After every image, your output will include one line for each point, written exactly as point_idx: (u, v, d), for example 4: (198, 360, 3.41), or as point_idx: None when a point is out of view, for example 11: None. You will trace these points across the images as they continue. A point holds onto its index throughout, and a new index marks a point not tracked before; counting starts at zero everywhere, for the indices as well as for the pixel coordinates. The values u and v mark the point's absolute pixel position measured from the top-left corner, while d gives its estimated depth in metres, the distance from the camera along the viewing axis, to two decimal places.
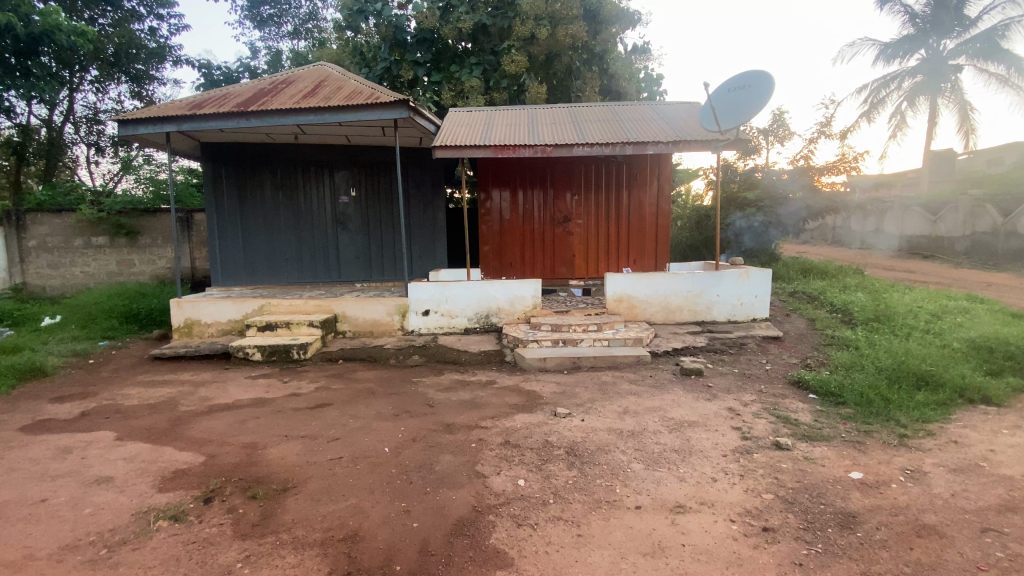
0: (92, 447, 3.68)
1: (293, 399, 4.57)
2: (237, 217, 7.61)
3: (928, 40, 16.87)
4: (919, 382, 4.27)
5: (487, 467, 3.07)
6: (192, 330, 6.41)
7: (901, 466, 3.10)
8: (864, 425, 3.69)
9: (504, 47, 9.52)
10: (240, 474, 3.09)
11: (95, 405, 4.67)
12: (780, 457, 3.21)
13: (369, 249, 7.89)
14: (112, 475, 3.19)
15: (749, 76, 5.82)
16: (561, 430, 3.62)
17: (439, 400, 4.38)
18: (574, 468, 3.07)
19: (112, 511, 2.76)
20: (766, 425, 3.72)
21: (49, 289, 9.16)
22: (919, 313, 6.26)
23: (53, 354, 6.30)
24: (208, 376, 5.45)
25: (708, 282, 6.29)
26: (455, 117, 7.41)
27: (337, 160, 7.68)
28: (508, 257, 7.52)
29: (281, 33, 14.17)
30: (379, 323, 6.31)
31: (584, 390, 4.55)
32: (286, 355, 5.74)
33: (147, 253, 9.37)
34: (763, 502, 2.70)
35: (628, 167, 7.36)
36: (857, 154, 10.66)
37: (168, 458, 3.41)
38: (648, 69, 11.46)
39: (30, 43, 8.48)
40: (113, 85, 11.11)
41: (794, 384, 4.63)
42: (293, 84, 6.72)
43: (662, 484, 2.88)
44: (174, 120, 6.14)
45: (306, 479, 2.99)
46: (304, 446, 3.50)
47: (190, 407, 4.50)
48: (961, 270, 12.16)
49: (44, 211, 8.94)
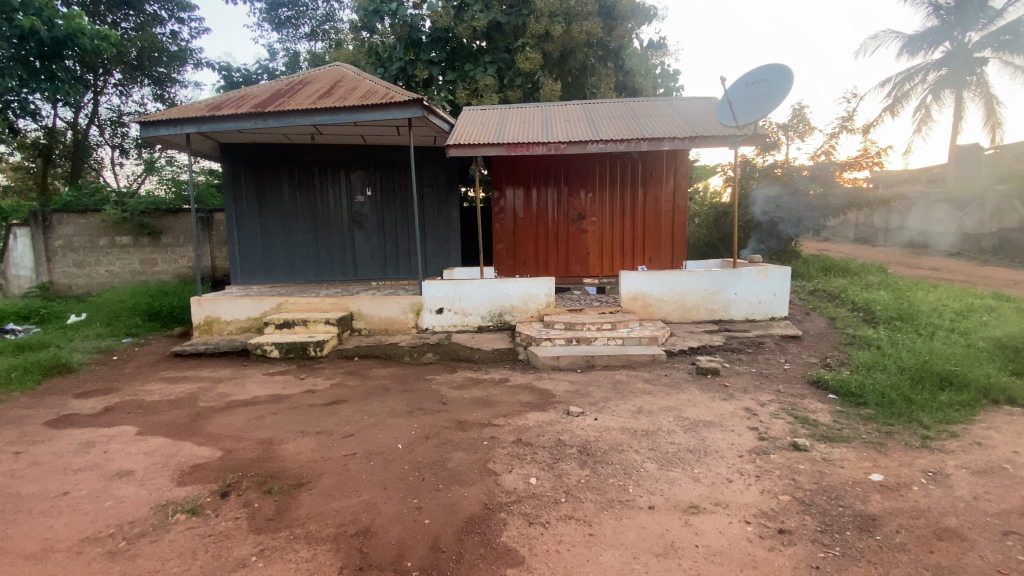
0: (113, 442, 3.77)
1: (309, 396, 4.62)
2: (255, 214, 7.72)
3: (954, 32, 16.35)
4: (942, 382, 4.17)
5: (499, 465, 3.07)
6: (212, 328, 6.53)
7: (924, 468, 3.02)
8: (885, 425, 3.61)
9: (518, 45, 9.52)
10: (256, 469, 3.13)
11: (118, 400, 4.78)
12: (798, 458, 3.15)
13: (385, 248, 7.93)
14: (132, 469, 3.27)
15: (765, 71, 5.78)
16: (574, 429, 3.59)
17: (452, 398, 4.39)
18: (586, 466, 3.05)
19: (132, 504, 2.83)
20: (783, 425, 3.66)
21: (76, 288, 9.38)
22: (943, 311, 6.11)
23: (78, 350, 6.49)
24: (226, 373, 5.54)
25: (726, 281, 6.20)
26: (469, 115, 7.43)
27: (353, 159, 7.74)
28: (523, 254, 7.52)
29: (299, 35, 14.36)
30: (394, 320, 6.36)
31: (597, 388, 4.52)
32: (302, 352, 5.81)
33: (169, 252, 9.57)
34: (780, 503, 2.65)
35: (643, 164, 7.29)
36: (881, 148, 10.56)
37: (186, 453, 3.48)
38: (664, 64, 11.36)
39: (54, 48, 8.69)
40: (137, 88, 11.38)
41: (813, 384, 4.55)
42: (309, 84, 6.80)
43: (675, 484, 2.84)
44: (193, 122, 6.26)
45: (320, 475, 3.02)
46: (318, 442, 3.54)
47: (209, 403, 4.58)
48: (988, 268, 11.85)
49: (69, 211, 9.18)
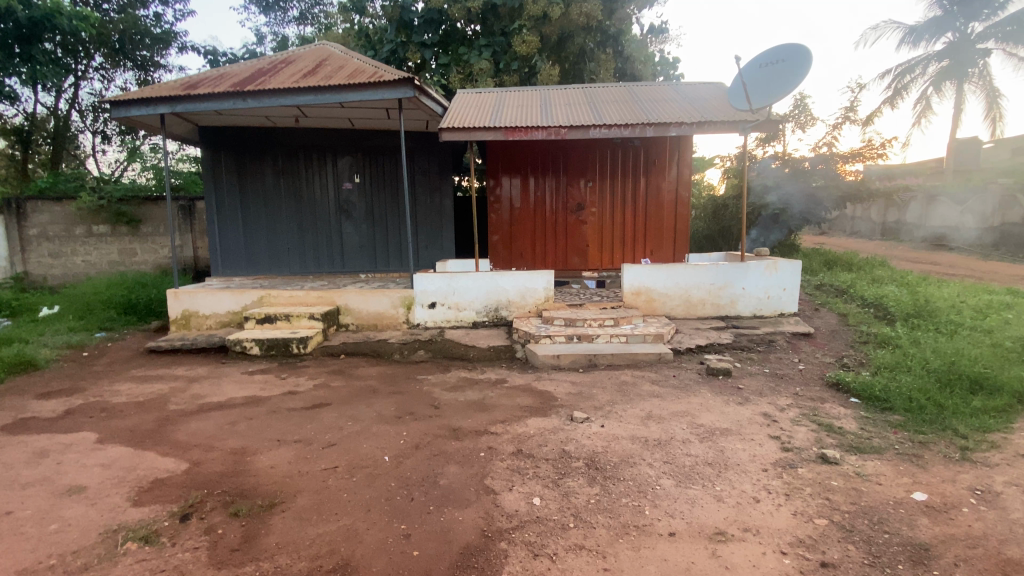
0: (70, 451, 3.40)
1: (291, 398, 4.26)
2: (236, 202, 7.31)
3: (956, 23, 16.08)
4: (972, 386, 3.88)
5: (498, 481, 2.73)
6: (189, 322, 6.14)
7: (970, 486, 2.71)
8: (918, 434, 3.32)
9: (515, 27, 9.10)
10: (224, 486, 2.78)
11: (82, 403, 4.39)
12: (830, 473, 2.84)
13: (374, 238, 7.55)
14: (86, 485, 2.91)
15: (783, 52, 5.41)
16: (579, 438, 3.27)
17: (445, 401, 4.05)
18: (596, 484, 2.71)
19: (80, 528, 2.48)
20: (807, 433, 3.36)
21: (51, 279, 8.93)
22: (961, 308, 5.83)
23: (47, 346, 6.08)
24: (203, 371, 5.17)
25: (734, 275, 5.88)
26: (464, 99, 7.03)
27: (341, 145, 7.34)
28: (520, 246, 7.16)
29: (287, 18, 13.83)
30: (383, 316, 5.99)
31: (602, 390, 4.20)
32: (284, 349, 5.45)
33: (149, 242, 9.12)
34: (818, 529, 2.33)
35: (646, 152, 6.94)
36: (884, 140, 10.31)
37: (148, 465, 3.11)
38: (663, 51, 10.97)
39: (32, 29, 8.23)
40: (119, 72, 10.85)
41: (832, 386, 4.26)
42: (293, 63, 6.36)
43: (697, 505, 2.52)
44: (167, 102, 5.83)
45: (296, 494, 2.67)
46: (295, 452, 3.20)
47: (180, 406, 4.20)
48: (989, 262, 11.68)
49: (44, 199, 8.71)
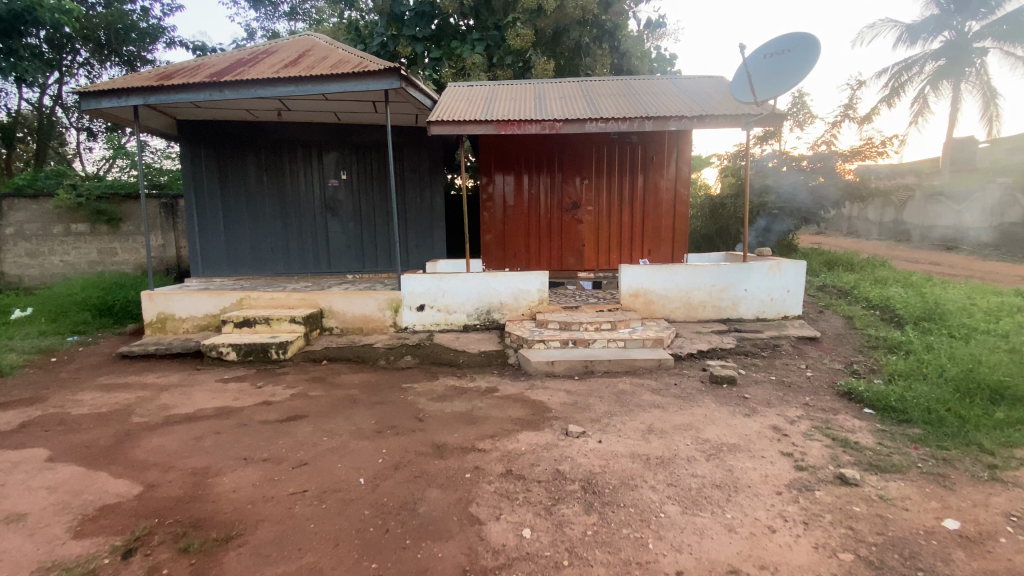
0: (15, 471, 3.09)
1: (265, 409, 3.96)
2: (217, 198, 6.99)
3: (954, 21, 15.91)
4: (994, 396, 3.62)
5: (484, 509, 2.45)
6: (165, 325, 5.83)
7: (1005, 511, 2.46)
8: (940, 451, 3.07)
9: (508, 20, 8.81)
10: (178, 514, 2.49)
11: (40, 414, 4.07)
12: (850, 497, 2.57)
13: (361, 236, 7.25)
14: (24, 512, 2.60)
15: (791, 42, 5.14)
16: (574, 456, 2.99)
17: (430, 413, 3.76)
18: (593, 512, 2.43)
19: (6, 566, 2.17)
20: (822, 449, 3.09)
21: (27, 279, 8.57)
22: (972, 311, 5.59)
23: (14, 351, 5.75)
24: (175, 379, 4.86)
25: (736, 277, 5.63)
26: (454, 92, 6.73)
27: (327, 140, 7.03)
28: (513, 245, 6.88)
29: (278, 13, 13.50)
30: (369, 319, 5.70)
31: (598, 401, 3.92)
32: (263, 355, 5.14)
33: (129, 240, 8.77)
34: (843, 566, 2.07)
35: (644, 148, 6.67)
36: (884, 139, 10.16)
37: (98, 488, 2.81)
38: (659, 48, 10.72)
39: (12, 23, 7.88)
40: (104, 68, 10.47)
41: (844, 396, 3.99)
42: (274, 54, 6.06)
43: (706, 537, 2.25)
44: (139, 93, 5.50)
45: (258, 524, 2.38)
46: (262, 473, 2.90)
47: (145, 418, 3.89)
48: (990, 263, 11.49)
49: (20, 196, 8.35)
